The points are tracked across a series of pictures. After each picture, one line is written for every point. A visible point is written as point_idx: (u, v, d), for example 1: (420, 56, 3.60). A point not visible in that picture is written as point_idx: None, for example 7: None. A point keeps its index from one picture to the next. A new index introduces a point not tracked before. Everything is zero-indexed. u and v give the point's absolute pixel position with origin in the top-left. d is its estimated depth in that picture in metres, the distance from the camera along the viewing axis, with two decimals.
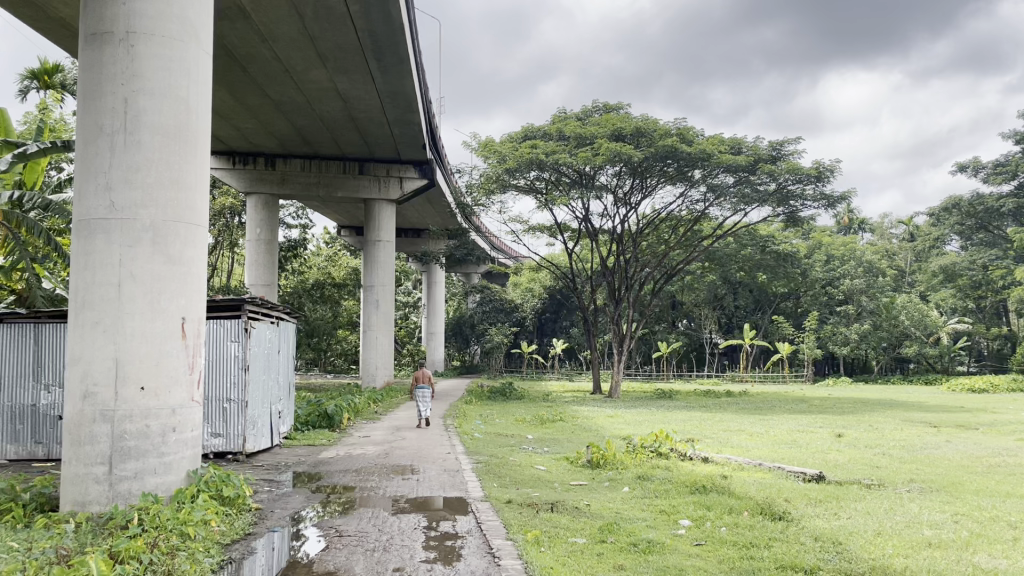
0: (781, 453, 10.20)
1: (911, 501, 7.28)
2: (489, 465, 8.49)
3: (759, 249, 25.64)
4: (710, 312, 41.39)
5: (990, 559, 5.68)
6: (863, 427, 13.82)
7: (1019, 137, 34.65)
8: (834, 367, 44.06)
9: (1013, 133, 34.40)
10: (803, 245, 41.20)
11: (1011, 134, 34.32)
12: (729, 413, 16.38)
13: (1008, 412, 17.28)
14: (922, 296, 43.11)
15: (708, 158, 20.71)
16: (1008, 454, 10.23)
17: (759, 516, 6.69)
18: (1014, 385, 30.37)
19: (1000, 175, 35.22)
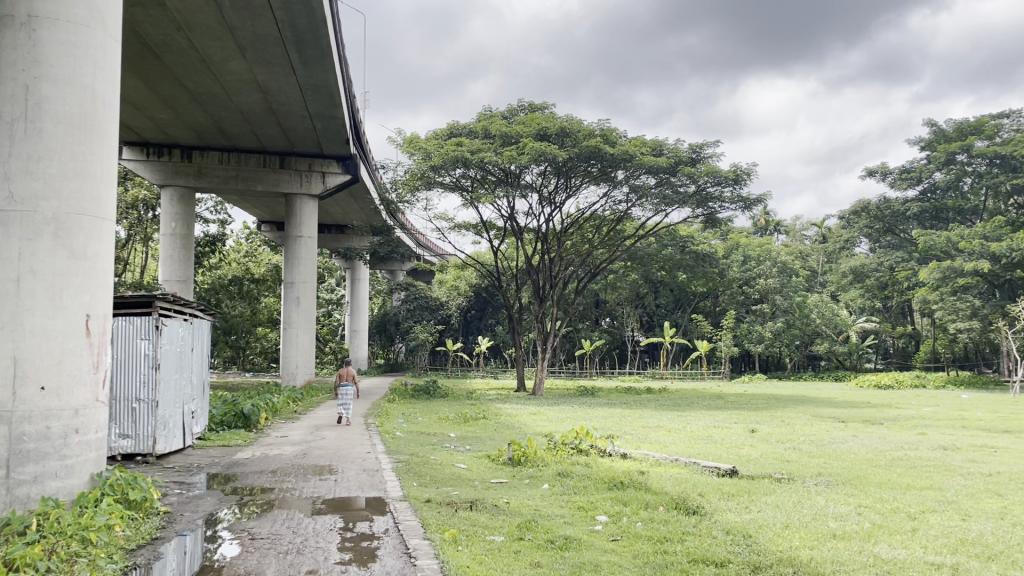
0: (697, 448, 10.45)
1: (819, 494, 7.53)
2: (409, 465, 8.41)
3: (680, 249, 26.18)
4: (632, 310, 42.14)
5: (889, 550, 5.93)
6: (774, 422, 14.28)
7: (923, 143, 36.18)
8: (750, 364, 45.40)
9: (918, 140, 35.90)
10: (722, 246, 42.36)
11: (916, 141, 35.82)
12: (648, 410, 16.70)
13: (911, 407, 18.10)
14: (833, 296, 44.83)
15: (631, 159, 21.04)
16: (910, 447, 10.70)
17: (673, 511, 6.82)
18: (916, 380, 31.88)
19: (906, 180, 36.82)
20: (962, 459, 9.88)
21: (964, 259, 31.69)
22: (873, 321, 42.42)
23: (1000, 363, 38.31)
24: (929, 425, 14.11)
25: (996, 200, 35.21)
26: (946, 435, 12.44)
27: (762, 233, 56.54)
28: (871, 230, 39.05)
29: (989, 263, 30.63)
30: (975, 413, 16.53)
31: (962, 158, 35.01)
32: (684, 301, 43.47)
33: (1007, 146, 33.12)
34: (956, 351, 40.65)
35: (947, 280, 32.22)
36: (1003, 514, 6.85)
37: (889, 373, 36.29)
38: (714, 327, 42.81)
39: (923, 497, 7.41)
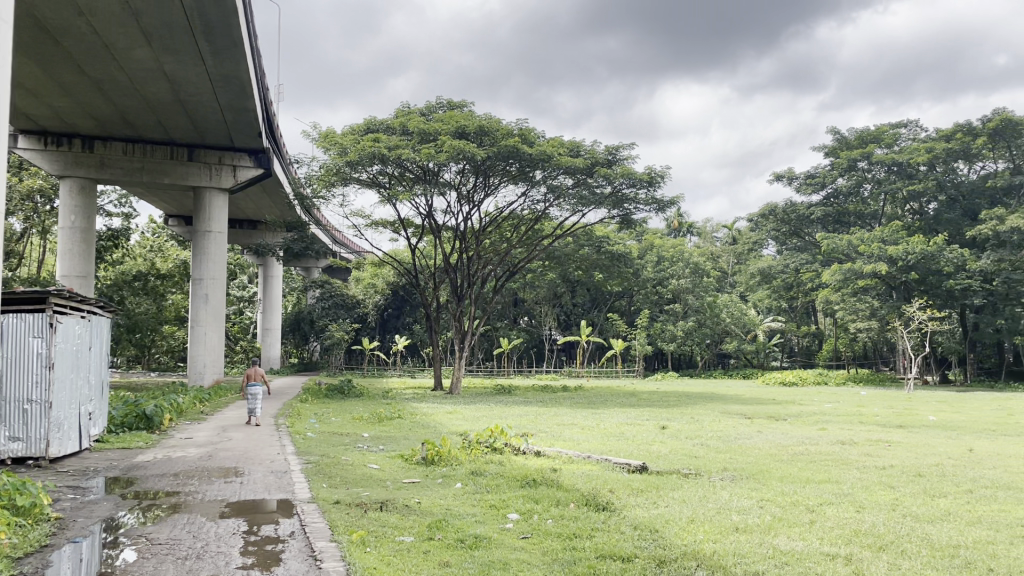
0: (609, 445, 10.61)
1: (723, 489, 7.75)
2: (319, 466, 8.26)
3: (596, 249, 26.54)
4: (550, 309, 42.53)
5: (788, 541, 6.14)
6: (683, 419, 14.61)
7: (827, 150, 37.67)
8: (663, 363, 46.45)
9: (822, 147, 37.36)
10: (637, 246, 43.20)
11: (819, 148, 37.27)
12: (562, 408, 16.87)
13: (812, 404, 18.82)
14: (742, 296, 46.27)
15: (549, 159, 21.23)
16: (810, 442, 11.13)
17: (584, 508, 6.90)
18: (819, 377, 33.21)
19: (812, 185, 38.25)
20: (858, 452, 10.33)
21: (863, 261, 33.14)
22: (780, 320, 43.97)
23: (896, 361, 40.27)
24: (828, 420, 14.69)
25: (894, 206, 36.96)
26: (844, 430, 12.98)
27: (675, 234, 57.88)
28: (777, 233, 40.43)
29: (886, 266, 32.13)
30: (871, 409, 17.32)
31: (863, 165, 36.56)
32: (601, 300, 44.78)
33: (904, 154, 34.77)
34: (857, 350, 42.54)
35: (848, 282, 33.66)
36: (894, 505, 7.19)
37: (794, 371, 37.72)
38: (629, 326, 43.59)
39: (821, 490, 7.71)
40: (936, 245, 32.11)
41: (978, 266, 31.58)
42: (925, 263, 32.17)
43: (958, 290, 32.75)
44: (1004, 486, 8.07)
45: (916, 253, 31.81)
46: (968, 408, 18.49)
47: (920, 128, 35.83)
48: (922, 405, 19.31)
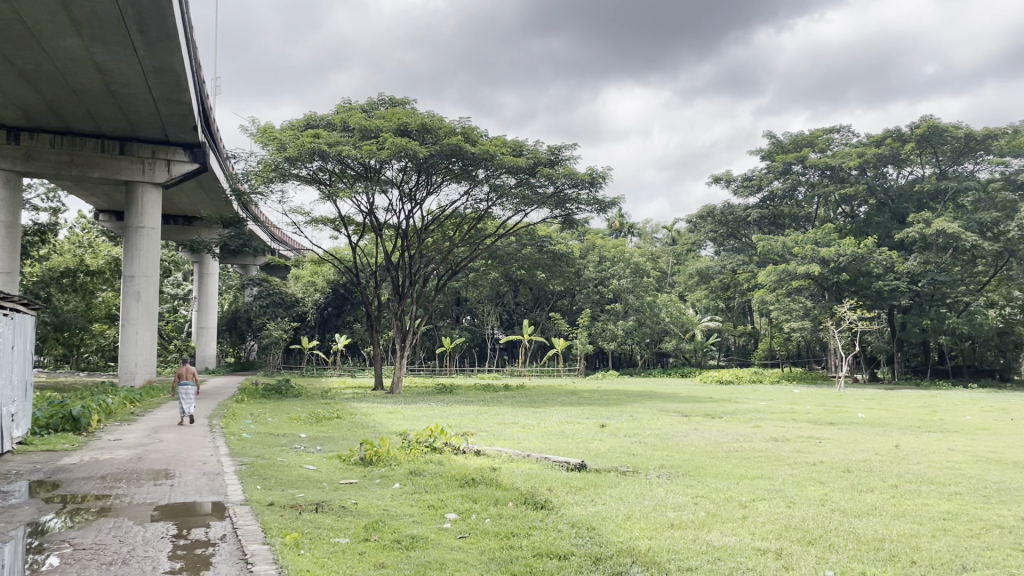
0: (550, 444, 10.64)
1: (659, 486, 7.86)
2: (254, 467, 8.10)
3: (538, 249, 26.68)
4: (492, 308, 42.59)
5: (721, 537, 6.25)
6: (623, 417, 14.78)
7: (763, 154, 38.52)
8: (604, 361, 46.94)
9: (758, 150, 38.19)
10: (579, 246, 43.57)
11: (756, 152, 38.09)
12: (503, 406, 16.91)
13: (748, 401, 19.24)
14: (681, 296, 47.03)
15: (491, 159, 21.26)
16: (745, 439, 11.37)
17: (522, 506, 6.92)
18: (754, 375, 33.95)
19: (748, 188, 39.05)
20: (790, 449, 10.59)
21: (797, 262, 33.98)
22: (717, 320, 44.83)
23: (829, 360, 41.42)
24: (763, 417, 15.04)
25: (827, 209, 37.99)
26: (777, 427, 13.30)
27: (617, 234, 58.51)
28: (715, 234, 41.13)
29: (819, 267, 32.99)
30: (803, 407, 17.79)
31: (798, 168, 37.45)
32: (543, 299, 45.03)
33: (837, 158, 35.73)
34: (791, 349, 43.65)
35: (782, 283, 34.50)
36: (823, 500, 7.39)
37: (731, 369, 38.49)
38: (570, 325, 43.93)
39: (754, 486, 7.88)
40: (866, 247, 33.11)
41: (905, 268, 32.69)
42: (855, 264, 33.14)
43: (887, 291, 33.84)
44: (928, 480, 8.35)
45: (847, 255, 32.75)
46: (894, 406, 19.13)
47: (852, 133, 36.89)
48: (852, 402, 19.90)
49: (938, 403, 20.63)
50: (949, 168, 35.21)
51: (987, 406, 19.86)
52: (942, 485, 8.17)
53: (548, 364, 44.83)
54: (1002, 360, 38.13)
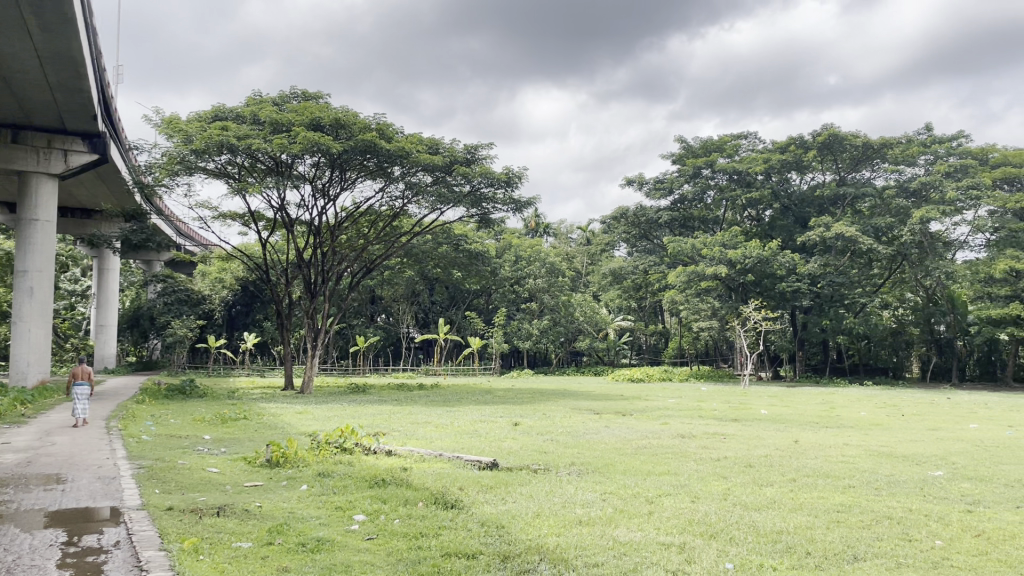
0: (462, 443, 10.64)
1: (569, 483, 7.95)
2: (152, 470, 7.80)
3: (454, 247, 26.65)
4: (408, 306, 42.29)
5: (627, 532, 6.37)
6: (536, 415, 14.89)
7: (674, 157, 39.43)
8: (519, 360, 47.27)
9: (669, 154, 39.07)
10: (495, 245, 43.71)
11: (668, 155, 38.96)
12: (416, 406, 16.81)
13: (656, 399, 19.71)
14: (595, 296, 47.74)
15: (406, 156, 21.12)
16: (652, 436, 11.63)
17: (433, 506, 6.88)
18: (664, 373, 34.78)
19: (660, 190, 39.86)
20: (696, 446, 10.87)
21: (706, 264, 34.96)
22: (629, 320, 45.76)
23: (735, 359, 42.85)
24: (671, 415, 15.41)
25: (734, 212, 39.24)
26: (684, 424, 13.65)
27: (532, 234, 58.99)
28: (628, 235, 41.82)
29: (727, 269, 34.03)
30: (709, 404, 18.31)
31: (708, 171, 38.48)
32: (458, 298, 45.03)
33: (744, 163, 36.88)
34: (699, 347, 44.95)
35: (691, 283, 35.49)
36: (726, 495, 7.61)
37: (642, 368, 39.32)
38: (486, 325, 44.02)
39: (660, 482, 8.05)
40: (770, 249, 34.33)
41: (806, 270, 34.09)
42: (760, 266, 34.33)
43: (790, 292, 35.19)
44: (823, 474, 8.72)
45: (753, 257, 33.90)
46: (794, 402, 19.94)
47: (758, 140, 38.20)
48: (754, 400, 20.63)
49: (834, 400, 21.61)
50: (848, 175, 36.88)
51: (880, 403, 20.89)
52: (838, 478, 8.53)
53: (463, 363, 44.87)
54: (895, 359, 40.23)
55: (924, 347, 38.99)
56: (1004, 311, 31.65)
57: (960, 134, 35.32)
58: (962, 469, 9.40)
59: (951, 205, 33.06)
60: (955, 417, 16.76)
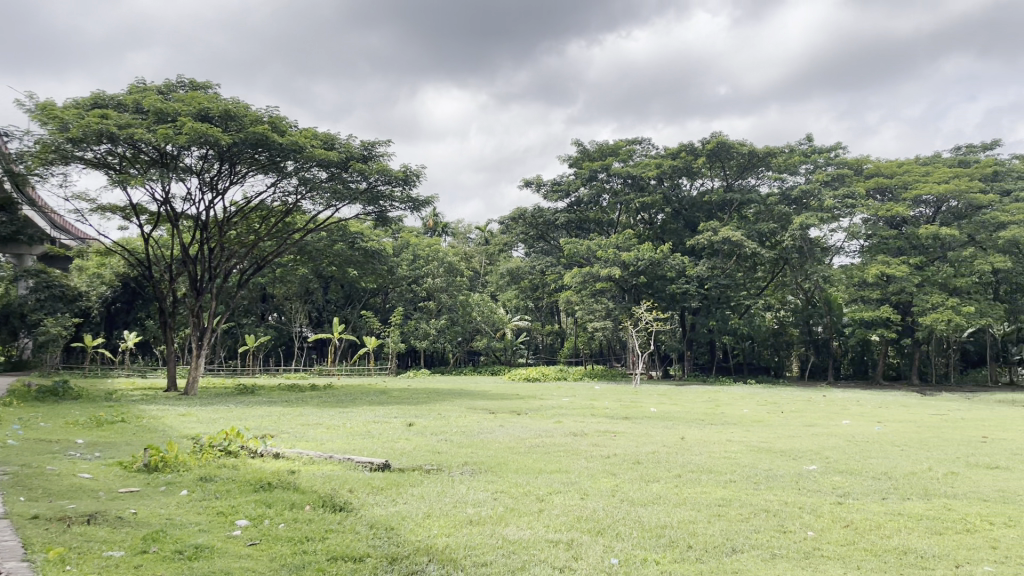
0: (354, 444, 10.47)
1: (461, 483, 7.94)
2: (16, 477, 7.32)
3: (349, 245, 26.24)
4: (301, 305, 41.38)
5: (517, 531, 6.41)
6: (431, 415, 14.83)
7: (572, 160, 40.04)
8: (416, 360, 47.03)
9: (567, 157, 39.65)
10: (392, 244, 43.37)
11: (565, 158, 39.54)
12: (307, 407, 16.47)
13: (551, 398, 19.99)
14: (493, 296, 47.99)
15: (300, 150, 20.68)
16: (545, 434, 11.77)
17: (320, 509, 6.73)
18: (560, 372, 35.31)
19: (557, 193, 40.20)
20: (587, 443, 11.05)
21: (600, 265, 35.69)
22: (526, 319, 46.24)
23: (627, 358, 43.98)
24: (565, 413, 15.65)
25: (628, 215, 40.26)
26: (578, 422, 13.88)
27: (431, 233, 58.83)
28: (526, 236, 42.10)
29: (620, 271, 34.84)
30: (602, 402, 18.71)
31: (603, 175, 39.17)
32: (354, 297, 44.44)
33: (638, 168, 37.85)
34: (594, 347, 45.91)
35: (586, 284, 36.12)
36: (614, 491, 7.77)
37: (538, 367, 39.85)
38: (382, 324, 43.58)
39: (551, 480, 8.16)
40: (661, 252, 35.37)
41: (695, 272, 35.31)
42: (652, 268, 35.34)
43: (679, 294, 36.34)
44: (707, 470, 9.03)
45: (645, 260, 34.85)
46: (681, 399, 20.66)
47: (651, 146, 39.31)
48: (644, 398, 21.25)
49: (718, 398, 22.52)
50: (735, 182, 38.42)
51: (763, 400, 21.83)
52: (720, 473, 8.85)
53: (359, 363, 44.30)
54: (776, 358, 42.19)
55: (804, 347, 41.09)
56: (875, 314, 33.69)
57: (837, 145, 37.35)
58: (834, 462, 9.94)
59: (828, 213, 34.92)
60: (828, 413, 17.73)
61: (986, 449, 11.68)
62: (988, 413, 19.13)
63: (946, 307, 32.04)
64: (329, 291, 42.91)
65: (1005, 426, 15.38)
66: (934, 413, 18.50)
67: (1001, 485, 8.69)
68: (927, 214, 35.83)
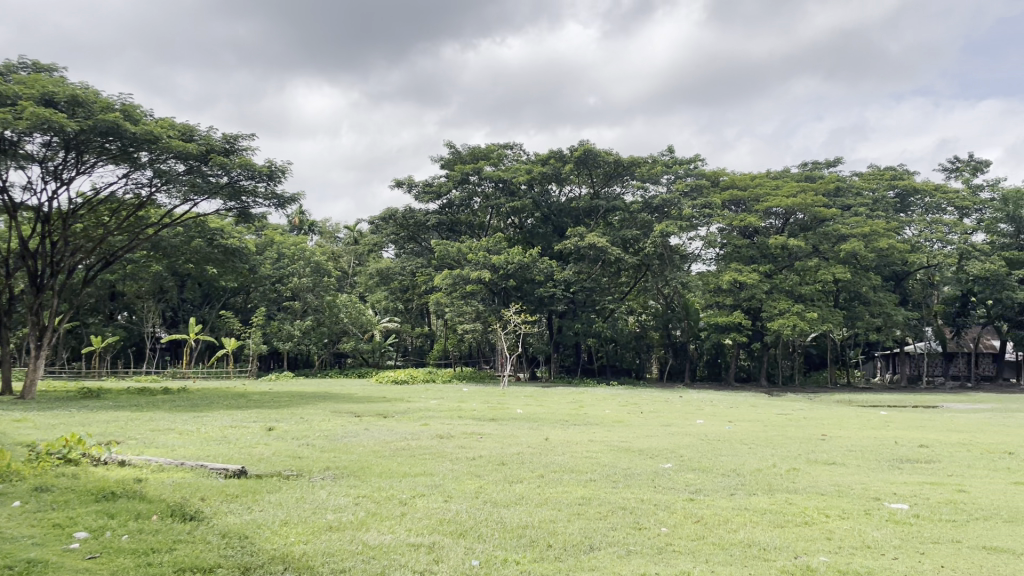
0: (208, 450, 10.02)
1: (321, 488, 7.75)
2: None
3: (209, 242, 25.12)
4: (154, 304, 39.37)
5: (377, 536, 6.31)
6: (292, 419, 14.44)
7: (444, 161, 40.08)
8: (279, 362, 45.81)
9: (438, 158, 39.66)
10: (256, 241, 42.04)
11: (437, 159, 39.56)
12: (159, 411, 15.64)
13: (418, 400, 19.90)
14: (361, 296, 47.30)
15: (156, 141, 19.69)
16: (410, 437, 11.69)
17: (168, 520, 6.38)
18: (428, 375, 35.13)
19: (428, 194, 39.96)
20: (453, 446, 11.06)
21: (470, 268, 35.86)
22: (395, 321, 45.81)
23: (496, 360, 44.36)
24: (432, 416, 15.59)
25: (499, 219, 40.70)
26: (444, 424, 13.88)
27: (297, 231, 57.39)
28: (397, 236, 41.64)
29: (490, 274, 35.12)
30: (469, 404, 18.80)
31: (475, 178, 39.33)
32: (214, 296, 42.68)
33: (509, 172, 38.35)
34: (463, 349, 46.22)
35: (455, 287, 36.10)
36: (478, 493, 7.80)
37: (406, 370, 39.57)
38: (243, 325, 42.18)
39: (414, 483, 8.10)
40: (530, 256, 35.98)
41: (562, 276, 36.18)
42: (520, 272, 35.87)
43: (547, 297, 37.05)
44: (569, 469, 9.24)
45: (514, 263, 35.32)
46: (546, 401, 20.99)
47: (522, 151, 39.94)
48: (511, 399, 21.48)
49: (580, 399, 23.13)
50: (601, 189, 39.55)
51: (624, 401, 22.61)
52: (581, 472, 9.08)
53: (217, 365, 42.61)
54: (638, 361, 43.74)
55: (663, 350, 42.90)
56: (729, 319, 35.53)
57: (696, 157, 39.24)
58: (688, 460, 10.39)
59: (688, 222, 36.64)
60: (684, 413, 18.57)
61: (823, 447, 12.53)
62: (826, 412, 20.53)
63: (791, 312, 34.28)
64: (185, 289, 40.98)
65: (841, 425, 16.57)
66: (779, 413, 19.67)
67: (836, 479, 9.34)
68: (777, 226, 37.98)
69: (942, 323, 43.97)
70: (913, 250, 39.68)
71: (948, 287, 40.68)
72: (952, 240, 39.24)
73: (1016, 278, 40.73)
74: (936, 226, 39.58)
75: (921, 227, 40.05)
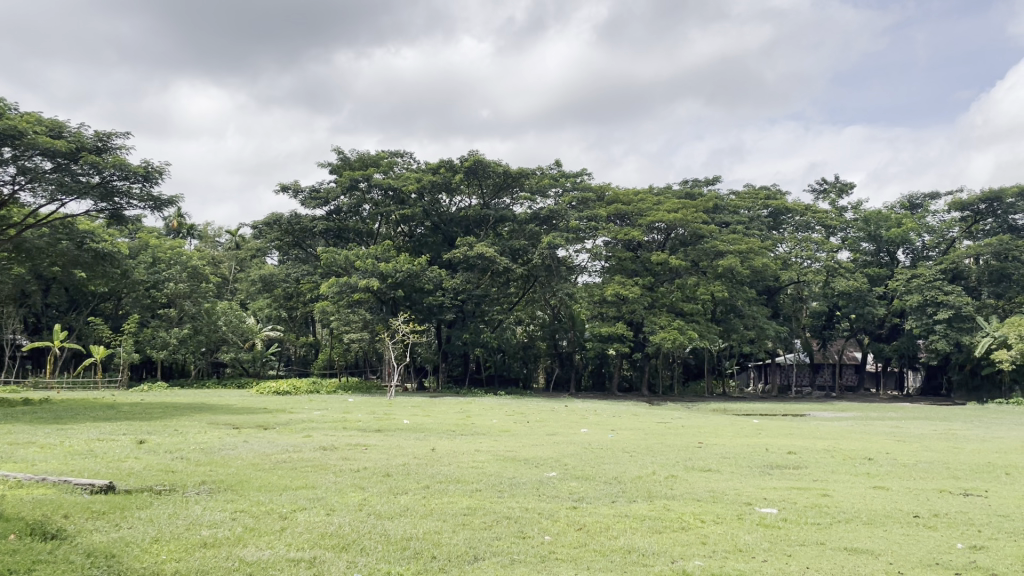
0: (71, 465, 9.40)
1: (196, 503, 7.44)
2: None
3: (77, 245, 23.64)
4: (16, 313, 36.95)
5: (255, 551, 6.12)
6: (166, 432, 13.80)
7: (332, 166, 39.32)
8: (152, 372, 43.82)
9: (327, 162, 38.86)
10: (128, 245, 40.19)
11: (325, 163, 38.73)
12: (17, 424, 14.57)
13: (301, 412, 19.43)
14: (241, 304, 46.17)
15: (19, 136, 18.68)
16: (291, 450, 11.37)
17: (27, 539, 5.91)
18: (313, 386, 34.30)
19: (316, 200, 39.17)
20: (337, 457, 10.81)
21: (358, 276, 35.18)
22: (278, 329, 44.68)
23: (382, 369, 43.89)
24: (314, 427, 15.28)
25: (388, 226, 40.26)
26: (327, 436, 13.59)
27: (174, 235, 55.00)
28: (281, 242, 40.48)
29: (379, 282, 34.62)
30: (353, 415, 18.49)
31: (364, 185, 38.75)
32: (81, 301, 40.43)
33: (398, 181, 38.04)
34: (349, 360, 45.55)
35: (343, 295, 35.32)
36: (362, 505, 7.69)
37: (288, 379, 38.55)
38: (113, 332, 40.19)
39: (296, 496, 7.89)
40: (419, 265, 35.77)
41: (451, 285, 36.10)
42: (410, 280, 35.60)
43: (435, 306, 36.94)
44: (454, 480, 9.22)
45: (403, 271, 35.02)
46: (432, 411, 20.93)
47: (412, 160, 39.83)
48: (396, 409, 21.29)
49: (466, 408, 23.17)
50: (491, 201, 39.77)
51: (510, 411, 22.81)
52: (467, 482, 9.09)
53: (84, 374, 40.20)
54: (525, 371, 44.16)
55: (549, 360, 43.59)
56: (612, 329, 36.37)
57: (582, 172, 40.31)
58: (572, 469, 10.60)
59: (575, 234, 37.54)
60: (567, 422, 18.91)
61: (700, 454, 12.99)
62: (703, 421, 21.28)
63: (672, 326, 35.50)
64: (49, 294, 38.56)
65: (716, 433, 17.23)
66: (657, 422, 20.32)
67: (711, 486, 9.72)
68: (659, 240, 39.08)
69: (810, 336, 46.67)
70: (785, 266, 41.84)
71: (816, 301, 43.27)
72: (820, 257, 41.59)
73: (876, 294, 43.72)
74: (806, 244, 41.88)
75: (792, 245, 42.24)
